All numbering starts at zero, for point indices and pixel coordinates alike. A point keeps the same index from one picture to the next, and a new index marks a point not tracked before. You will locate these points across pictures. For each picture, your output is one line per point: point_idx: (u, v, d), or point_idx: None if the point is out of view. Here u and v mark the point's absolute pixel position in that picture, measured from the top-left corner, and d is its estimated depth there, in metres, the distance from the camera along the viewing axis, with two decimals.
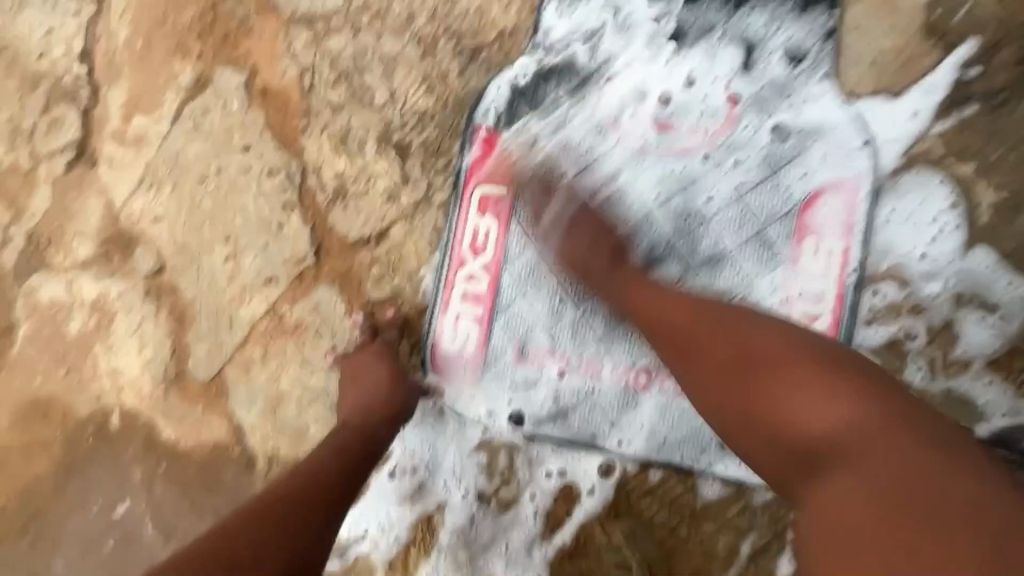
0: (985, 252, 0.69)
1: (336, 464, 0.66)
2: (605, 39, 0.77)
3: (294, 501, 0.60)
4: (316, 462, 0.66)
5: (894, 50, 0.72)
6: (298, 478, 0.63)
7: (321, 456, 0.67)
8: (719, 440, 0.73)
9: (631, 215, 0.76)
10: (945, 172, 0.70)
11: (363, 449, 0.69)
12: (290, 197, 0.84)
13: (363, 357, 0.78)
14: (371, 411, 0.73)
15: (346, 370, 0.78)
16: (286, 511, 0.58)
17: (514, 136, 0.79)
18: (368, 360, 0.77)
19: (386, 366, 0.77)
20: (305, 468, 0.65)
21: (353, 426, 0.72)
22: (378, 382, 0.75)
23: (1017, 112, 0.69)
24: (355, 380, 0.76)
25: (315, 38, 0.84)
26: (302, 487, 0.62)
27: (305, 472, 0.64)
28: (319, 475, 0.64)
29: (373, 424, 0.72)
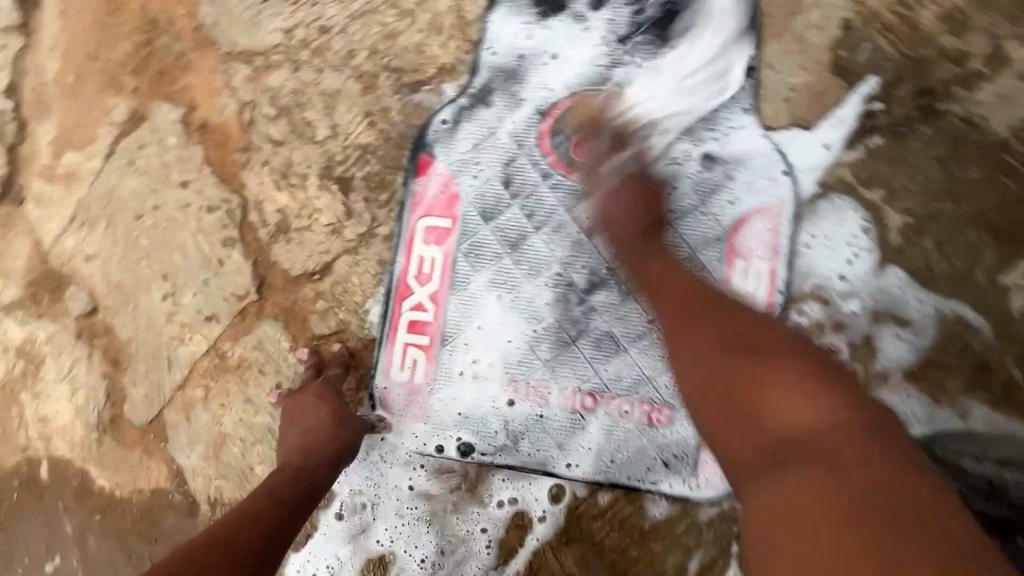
0: (897, 271, 0.75)
1: (274, 503, 0.65)
2: (542, 73, 0.79)
3: (226, 545, 0.58)
4: (252, 501, 0.64)
5: (806, 85, 0.77)
6: (233, 519, 0.62)
7: (259, 496, 0.66)
8: (663, 459, 0.75)
9: (572, 243, 0.78)
10: (856, 198, 0.76)
11: (301, 486, 0.68)
12: (231, 232, 0.83)
13: (306, 396, 0.76)
14: (313, 446, 0.72)
15: (286, 409, 0.76)
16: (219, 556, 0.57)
17: (455, 166, 0.80)
18: (311, 399, 0.76)
19: (330, 405, 0.76)
20: (240, 509, 0.63)
21: (294, 464, 0.70)
22: (321, 420, 0.74)
23: (917, 142, 0.76)
24: (297, 419, 0.75)
25: (254, 73, 0.84)
26: (236, 528, 0.60)
27: (241, 513, 0.63)
28: (255, 515, 0.63)
29: (315, 462, 0.71)
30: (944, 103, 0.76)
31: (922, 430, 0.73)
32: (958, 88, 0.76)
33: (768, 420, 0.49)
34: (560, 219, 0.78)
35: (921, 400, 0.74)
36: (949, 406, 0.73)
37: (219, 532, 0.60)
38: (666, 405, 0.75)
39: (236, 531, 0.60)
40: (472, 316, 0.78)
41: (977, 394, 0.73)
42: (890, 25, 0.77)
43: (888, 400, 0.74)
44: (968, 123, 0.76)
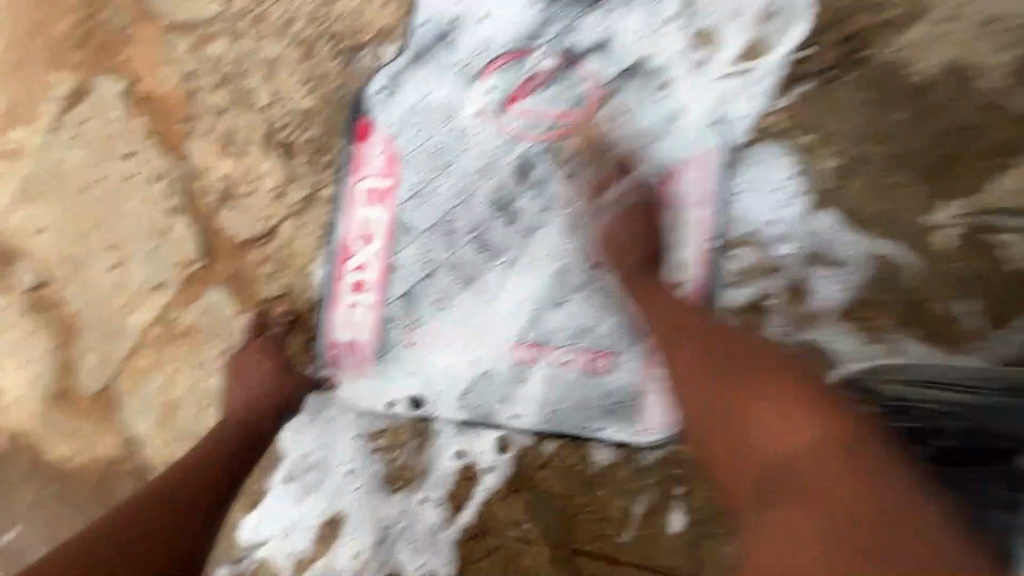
0: (828, 214, 0.76)
1: (208, 467, 0.71)
2: (477, 32, 0.81)
3: (159, 513, 0.66)
4: (185, 464, 0.71)
5: (735, 37, 0.79)
6: (171, 481, 0.69)
7: (195, 458, 0.72)
8: (606, 406, 0.76)
9: (511, 198, 0.79)
10: (787, 144, 0.77)
11: (235, 451, 0.74)
12: (177, 201, 0.83)
13: (247, 353, 0.79)
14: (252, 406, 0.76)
15: (229, 367, 0.79)
16: (148, 522, 0.65)
17: (395, 128, 0.81)
18: (252, 356, 0.78)
19: (272, 357, 0.79)
20: (178, 470, 0.70)
21: (237, 422, 0.76)
22: (263, 373, 0.77)
23: (845, 88, 0.77)
24: (238, 377, 0.78)
25: (196, 44, 0.85)
26: (172, 489, 0.68)
27: (177, 473, 0.70)
28: (190, 481, 0.70)
29: (257, 420, 0.76)
30: (870, 48, 0.78)
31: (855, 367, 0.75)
32: (883, 33, 0.77)
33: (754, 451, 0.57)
34: (500, 176, 0.79)
35: (857, 340, 0.76)
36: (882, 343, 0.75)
37: (155, 492, 0.68)
38: (606, 352, 0.76)
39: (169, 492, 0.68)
40: (415, 274, 0.79)
41: (908, 330, 0.75)
42: None
43: (827, 341, 0.76)
44: (894, 67, 0.77)
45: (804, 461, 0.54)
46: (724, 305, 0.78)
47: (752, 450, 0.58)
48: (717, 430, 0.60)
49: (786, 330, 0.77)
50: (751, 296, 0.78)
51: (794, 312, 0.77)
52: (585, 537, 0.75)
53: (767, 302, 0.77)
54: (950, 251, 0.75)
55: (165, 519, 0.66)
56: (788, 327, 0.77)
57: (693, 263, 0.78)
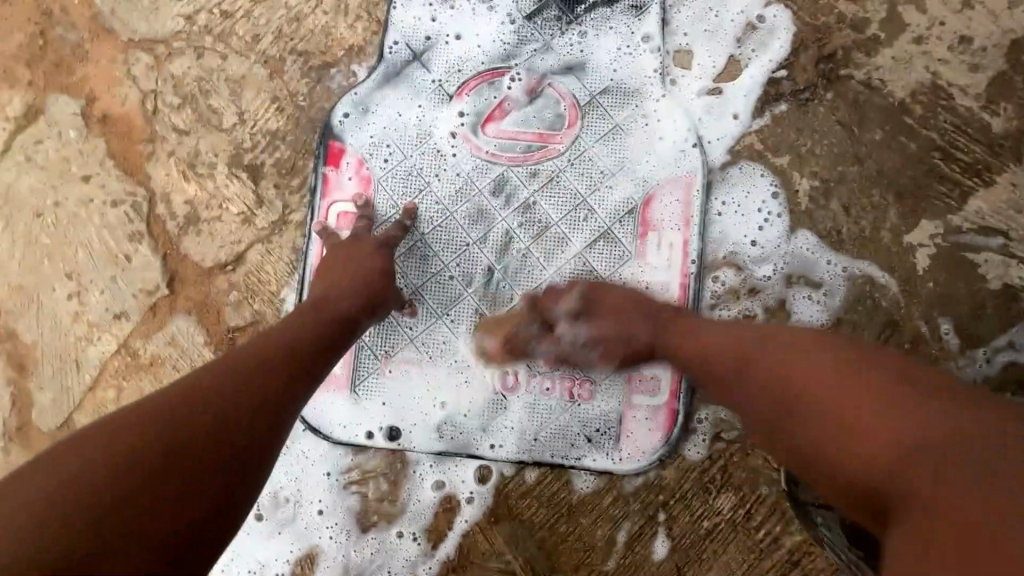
0: (806, 235, 0.76)
1: (258, 372, 0.51)
2: (451, 52, 0.79)
3: (215, 395, 0.48)
4: (272, 347, 0.55)
5: (712, 58, 0.78)
6: (209, 377, 0.49)
7: (249, 356, 0.53)
8: (587, 433, 0.75)
9: (487, 222, 0.77)
10: (765, 165, 0.77)
11: (294, 371, 0.54)
12: (138, 227, 0.80)
13: (356, 248, 0.70)
14: (313, 322, 0.60)
15: (331, 255, 0.70)
16: (177, 421, 0.45)
17: (366, 151, 0.78)
18: (360, 252, 0.70)
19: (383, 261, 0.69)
20: (225, 361, 0.51)
21: (329, 309, 0.62)
22: (369, 272, 0.67)
23: (821, 108, 0.77)
24: (341, 260, 0.69)
25: (156, 62, 0.82)
26: (206, 385, 0.48)
27: (219, 363, 0.51)
28: (229, 378, 0.49)
29: (353, 314, 0.64)
30: (844, 68, 0.77)
31: None
32: (857, 53, 0.78)
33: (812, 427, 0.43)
34: (475, 199, 0.77)
35: None
36: None
37: (188, 384, 0.48)
38: (587, 379, 0.75)
39: (203, 389, 0.48)
40: None
41: None
42: None
43: None
44: (868, 88, 0.77)
45: (837, 382, 0.43)
46: None
47: (794, 398, 0.45)
48: (788, 420, 0.45)
49: None
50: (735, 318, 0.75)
51: None
52: (568, 568, 0.74)
53: None
54: (925, 271, 0.75)
55: (193, 426, 0.45)
56: None
57: (675, 286, 0.76)
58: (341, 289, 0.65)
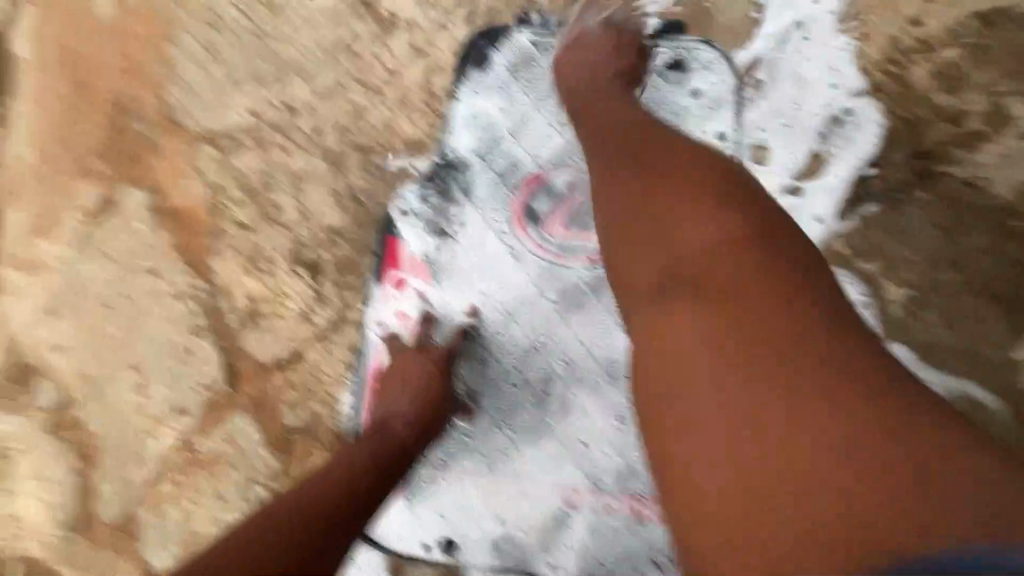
0: (898, 348, 0.70)
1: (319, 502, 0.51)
2: (512, 146, 0.77)
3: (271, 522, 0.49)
4: (327, 469, 0.55)
5: (791, 154, 0.73)
6: (272, 510, 0.50)
7: (306, 484, 0.53)
8: (653, 557, 0.70)
9: (545, 325, 0.73)
10: (852, 271, 0.71)
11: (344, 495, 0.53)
12: (200, 321, 0.80)
13: (414, 364, 0.67)
14: (368, 440, 0.60)
15: (388, 367, 0.68)
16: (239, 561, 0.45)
17: (423, 248, 0.76)
18: (418, 369, 0.67)
19: (440, 385, 0.66)
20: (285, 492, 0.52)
21: (385, 433, 0.61)
22: (423, 395, 0.64)
23: (915, 209, 0.71)
24: (400, 376, 0.66)
25: (222, 156, 0.83)
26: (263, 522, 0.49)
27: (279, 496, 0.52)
28: (288, 510, 0.50)
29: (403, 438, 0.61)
30: (942, 165, 0.71)
31: None
32: (957, 149, 0.71)
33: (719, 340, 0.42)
34: (533, 300, 0.73)
35: None
36: None
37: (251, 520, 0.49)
38: (654, 498, 0.70)
39: (261, 525, 0.48)
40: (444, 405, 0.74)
41: None
42: (879, 85, 0.73)
43: None
44: (970, 187, 0.71)
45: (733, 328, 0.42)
46: None
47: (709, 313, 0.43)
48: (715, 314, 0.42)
49: None
50: None
51: None
52: None
53: None
54: None
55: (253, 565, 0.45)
56: None
57: None
58: (397, 403, 0.64)
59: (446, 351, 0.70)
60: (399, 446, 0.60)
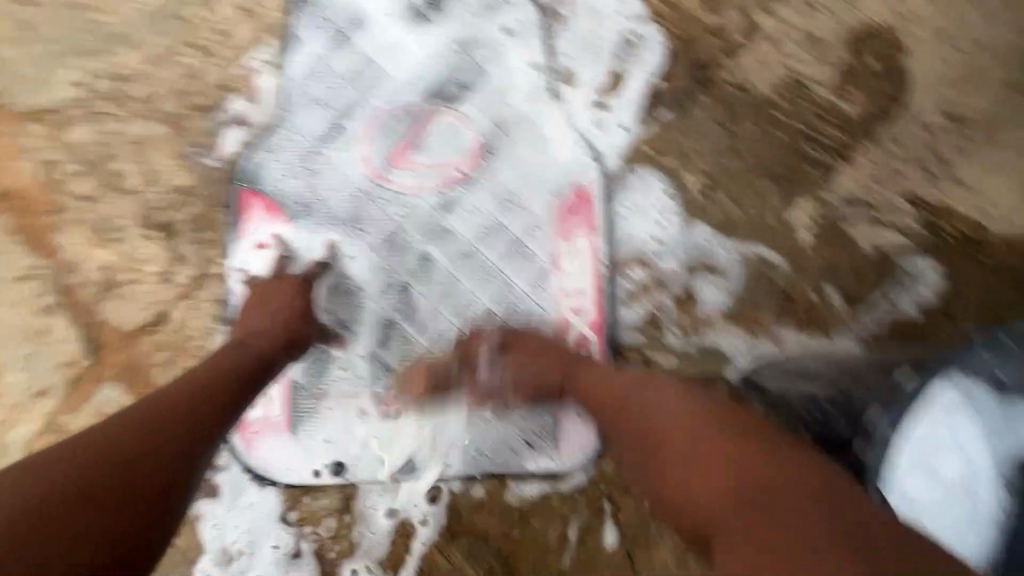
0: (703, 226, 0.83)
1: (137, 461, 0.48)
2: (345, 90, 0.81)
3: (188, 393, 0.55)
4: (212, 365, 0.60)
5: (595, 74, 0.84)
6: (88, 458, 0.46)
7: (136, 428, 0.50)
8: (527, 439, 0.78)
9: (406, 252, 0.79)
10: (657, 168, 0.84)
11: (237, 385, 0.59)
12: (51, 299, 0.78)
13: (279, 286, 0.72)
14: (212, 385, 0.57)
15: (254, 293, 0.72)
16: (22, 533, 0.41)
17: (278, 194, 0.80)
18: (286, 290, 0.71)
19: (303, 300, 0.71)
20: (110, 430, 0.49)
21: (256, 344, 0.64)
22: (290, 310, 0.69)
23: (699, 111, 0.85)
24: (264, 299, 0.70)
25: (52, 131, 0.81)
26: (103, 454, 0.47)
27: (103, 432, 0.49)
28: (104, 462, 0.46)
29: (271, 351, 0.65)
30: (715, 73, 0.85)
31: (920, 294, 0.82)
32: (725, 58, 0.86)
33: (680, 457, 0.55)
34: (393, 230, 0.80)
35: (742, 336, 0.82)
36: (767, 339, 0.81)
37: (52, 463, 0.45)
38: None
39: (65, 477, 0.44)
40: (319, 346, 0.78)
41: (787, 322, 0.82)
42: (658, 10, 0.86)
43: (715, 340, 0.81)
44: (738, 87, 0.85)
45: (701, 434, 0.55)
46: (622, 323, 0.81)
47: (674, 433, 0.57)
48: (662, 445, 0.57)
49: (678, 337, 0.81)
50: (646, 311, 0.82)
51: (682, 319, 0.82)
52: (529, 568, 0.76)
53: (661, 313, 0.82)
54: (808, 247, 0.83)
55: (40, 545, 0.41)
56: (678, 333, 0.81)
57: (591, 290, 0.80)
58: (259, 322, 0.67)
59: (303, 276, 0.74)
60: (246, 390, 0.60)
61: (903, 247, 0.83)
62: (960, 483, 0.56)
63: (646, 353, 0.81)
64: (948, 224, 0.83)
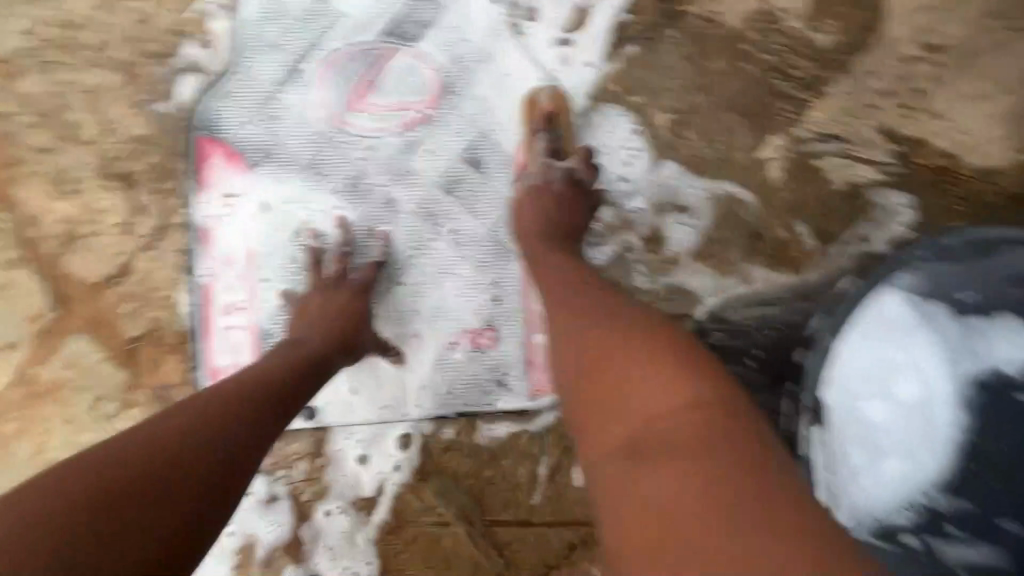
0: (670, 164, 0.82)
1: (213, 456, 0.49)
2: (300, 31, 0.79)
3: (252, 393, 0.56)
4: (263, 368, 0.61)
5: (558, 9, 0.82)
6: (129, 476, 0.44)
7: (182, 440, 0.48)
8: (496, 379, 0.78)
9: (369, 196, 0.79)
10: (623, 106, 0.82)
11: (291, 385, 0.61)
12: (12, 253, 0.78)
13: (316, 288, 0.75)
14: (244, 397, 0.55)
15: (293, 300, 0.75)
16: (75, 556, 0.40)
17: (236, 141, 0.78)
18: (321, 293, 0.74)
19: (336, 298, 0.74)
20: (176, 426, 0.49)
21: (304, 346, 0.67)
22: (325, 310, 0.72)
23: (666, 46, 0.83)
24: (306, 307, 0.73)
25: (2, 82, 0.79)
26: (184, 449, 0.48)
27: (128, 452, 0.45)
28: (139, 480, 0.44)
29: (314, 350, 0.67)
30: (681, 5, 0.83)
31: (894, 230, 0.82)
32: None
33: (639, 402, 0.47)
34: (354, 175, 0.79)
35: (710, 275, 0.81)
36: (734, 277, 0.81)
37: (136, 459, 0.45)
38: (487, 329, 0.78)
39: (90, 498, 0.42)
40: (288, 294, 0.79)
41: (755, 259, 0.81)
42: None
43: (683, 280, 0.81)
44: (706, 20, 0.83)
45: (655, 372, 0.48)
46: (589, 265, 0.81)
47: (623, 378, 0.49)
48: (615, 381, 0.49)
49: (646, 277, 0.81)
50: (614, 252, 0.81)
51: (650, 259, 0.81)
52: (500, 507, 0.77)
53: (629, 254, 0.81)
54: (777, 183, 0.82)
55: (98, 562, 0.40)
56: (646, 274, 0.81)
57: None
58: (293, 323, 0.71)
59: None
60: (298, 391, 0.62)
61: (874, 181, 0.82)
62: (923, 403, 0.56)
63: (614, 293, 0.81)
64: (919, 157, 0.82)
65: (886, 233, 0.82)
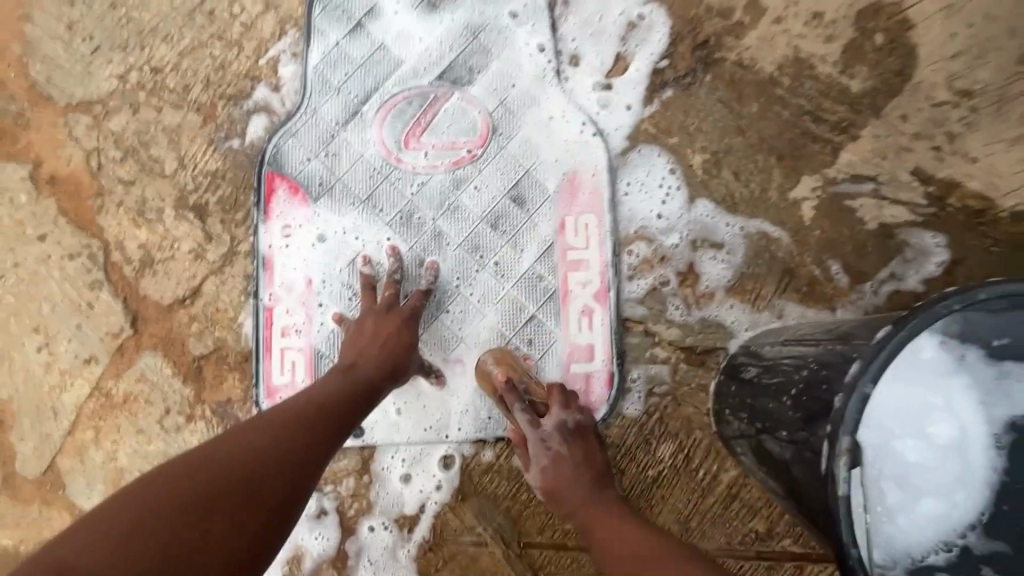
0: (705, 203, 0.85)
1: (270, 474, 0.55)
2: (361, 76, 0.86)
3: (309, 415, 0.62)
4: (321, 390, 0.66)
5: (599, 56, 0.87)
6: (203, 493, 0.51)
7: (254, 461, 0.54)
8: None
9: (420, 228, 0.84)
10: (660, 147, 0.86)
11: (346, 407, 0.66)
12: (97, 275, 0.85)
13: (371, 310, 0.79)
14: (296, 429, 0.60)
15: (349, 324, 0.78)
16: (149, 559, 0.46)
17: (300, 176, 0.85)
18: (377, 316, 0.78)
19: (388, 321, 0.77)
20: (243, 443, 0.56)
21: (360, 367, 0.71)
22: (378, 330, 0.76)
23: (702, 91, 0.87)
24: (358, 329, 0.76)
25: (95, 121, 0.88)
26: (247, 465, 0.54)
27: (191, 476, 0.51)
28: (212, 491, 0.51)
29: (367, 371, 0.71)
30: (717, 52, 0.87)
31: (928, 268, 0.83)
32: (728, 38, 0.87)
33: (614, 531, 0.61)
34: (407, 208, 0.84)
35: (744, 309, 0.84)
36: (768, 311, 0.84)
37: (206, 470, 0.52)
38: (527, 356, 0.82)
39: (174, 505, 0.49)
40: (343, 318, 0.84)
41: (789, 295, 0.84)
42: None
43: (717, 314, 0.84)
44: (741, 66, 0.87)
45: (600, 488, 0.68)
46: (626, 297, 0.84)
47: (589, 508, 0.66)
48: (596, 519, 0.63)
49: (681, 310, 0.84)
50: (650, 285, 0.84)
51: (685, 292, 0.84)
52: (535, 529, 0.80)
53: (664, 288, 0.84)
54: (811, 222, 0.85)
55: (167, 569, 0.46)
56: (681, 307, 0.84)
57: (595, 264, 0.84)
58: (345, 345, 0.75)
59: None
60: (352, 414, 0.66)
61: (908, 221, 0.84)
62: (959, 445, 0.52)
63: (649, 325, 0.84)
64: (953, 198, 0.84)
65: (920, 271, 0.83)
